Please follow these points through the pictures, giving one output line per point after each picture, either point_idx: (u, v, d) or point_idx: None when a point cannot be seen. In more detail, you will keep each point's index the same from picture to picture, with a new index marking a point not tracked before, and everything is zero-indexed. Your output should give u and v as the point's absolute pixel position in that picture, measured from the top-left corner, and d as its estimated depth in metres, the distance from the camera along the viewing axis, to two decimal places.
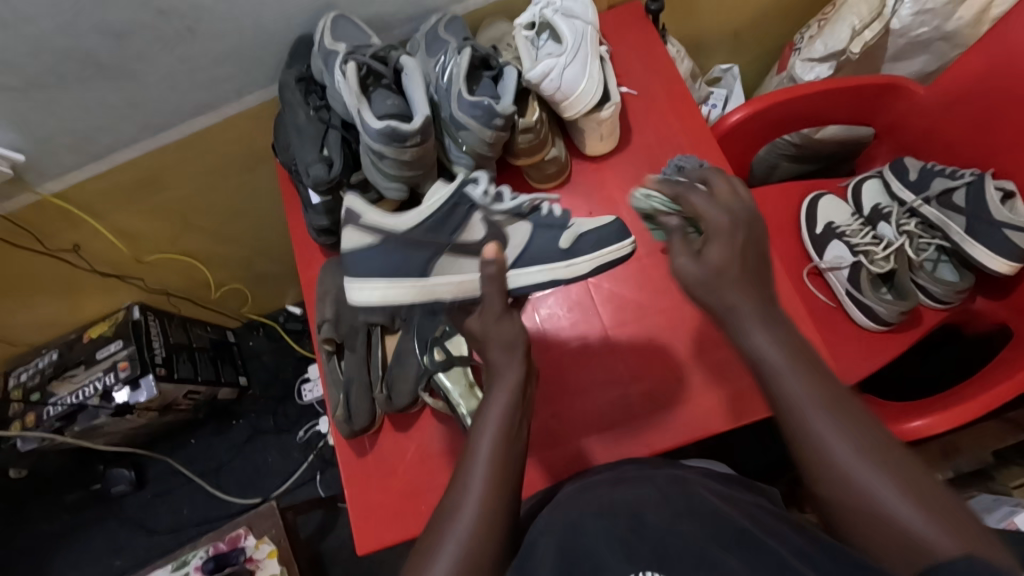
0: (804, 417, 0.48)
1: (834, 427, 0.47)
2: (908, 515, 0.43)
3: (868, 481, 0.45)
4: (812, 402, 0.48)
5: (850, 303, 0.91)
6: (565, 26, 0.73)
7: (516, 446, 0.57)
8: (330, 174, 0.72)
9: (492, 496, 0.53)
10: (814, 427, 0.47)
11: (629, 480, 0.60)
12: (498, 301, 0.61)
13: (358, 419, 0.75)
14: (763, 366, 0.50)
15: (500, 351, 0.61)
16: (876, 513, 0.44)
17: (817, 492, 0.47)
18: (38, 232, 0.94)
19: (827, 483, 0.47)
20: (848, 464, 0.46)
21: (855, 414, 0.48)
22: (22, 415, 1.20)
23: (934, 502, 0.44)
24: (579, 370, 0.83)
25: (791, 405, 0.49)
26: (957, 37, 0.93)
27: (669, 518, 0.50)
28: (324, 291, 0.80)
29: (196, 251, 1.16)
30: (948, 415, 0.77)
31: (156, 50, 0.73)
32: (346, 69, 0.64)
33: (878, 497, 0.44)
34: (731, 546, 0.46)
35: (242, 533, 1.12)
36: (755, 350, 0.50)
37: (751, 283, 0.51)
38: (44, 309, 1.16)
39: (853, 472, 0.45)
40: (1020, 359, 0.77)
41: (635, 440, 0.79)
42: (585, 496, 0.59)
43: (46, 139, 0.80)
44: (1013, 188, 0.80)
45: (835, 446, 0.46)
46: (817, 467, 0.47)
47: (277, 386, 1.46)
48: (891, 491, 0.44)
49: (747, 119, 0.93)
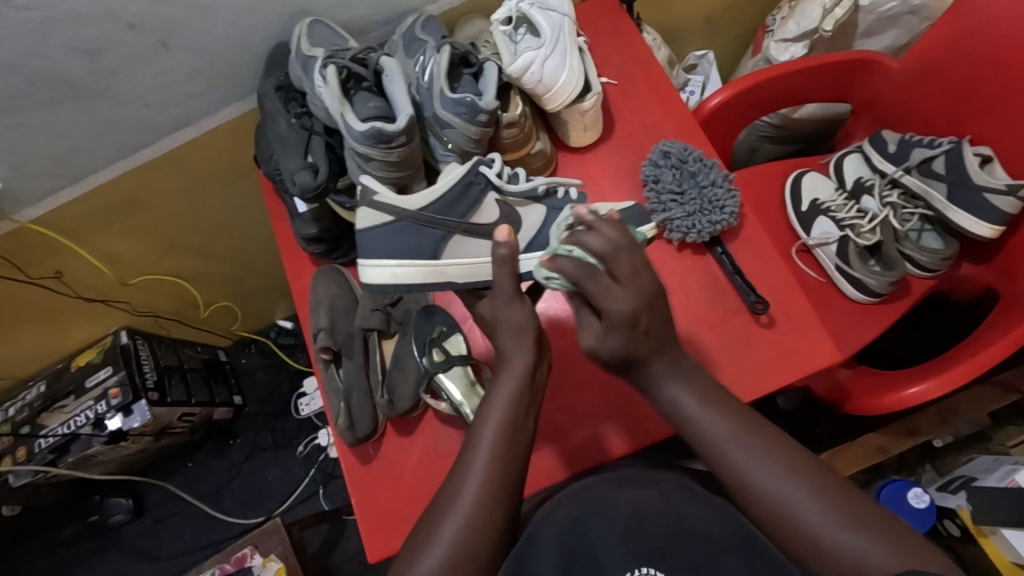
0: (731, 458, 0.53)
1: (755, 465, 0.52)
2: (843, 539, 0.48)
3: (796, 509, 0.49)
4: (731, 442, 0.53)
5: (841, 278, 0.92)
6: (543, 19, 0.73)
7: (521, 435, 0.57)
8: (317, 180, 0.70)
9: (497, 487, 0.54)
10: (739, 465, 0.52)
11: (632, 481, 0.66)
12: (510, 283, 0.61)
13: (360, 427, 0.74)
14: (678, 414, 0.56)
15: (510, 336, 0.61)
16: (806, 537, 0.49)
17: (755, 518, 0.51)
18: (18, 261, 0.92)
19: (763, 514, 0.51)
20: (783, 499, 0.50)
21: (777, 447, 0.53)
22: (13, 450, 1.18)
23: (869, 520, 0.48)
24: (580, 361, 0.83)
25: (717, 444, 0.54)
26: (925, 10, 0.96)
27: (673, 518, 0.61)
28: (317, 300, 0.79)
29: (182, 271, 1.15)
30: (943, 378, 0.78)
31: (131, 66, 0.72)
32: (327, 73, 0.63)
33: (807, 522, 0.49)
34: (730, 551, 0.57)
35: (248, 552, 1.10)
36: (672, 402, 0.56)
37: (665, 347, 0.56)
38: (29, 340, 1.14)
39: (782, 500, 0.50)
40: (1010, 319, 0.79)
41: (639, 426, 0.79)
42: (597, 492, 0.65)
43: (20, 164, 0.78)
44: (991, 153, 0.81)
45: (758, 481, 0.51)
46: (744, 497, 0.52)
47: (273, 403, 1.45)
48: (820, 517, 0.49)
49: (725, 103, 0.92)
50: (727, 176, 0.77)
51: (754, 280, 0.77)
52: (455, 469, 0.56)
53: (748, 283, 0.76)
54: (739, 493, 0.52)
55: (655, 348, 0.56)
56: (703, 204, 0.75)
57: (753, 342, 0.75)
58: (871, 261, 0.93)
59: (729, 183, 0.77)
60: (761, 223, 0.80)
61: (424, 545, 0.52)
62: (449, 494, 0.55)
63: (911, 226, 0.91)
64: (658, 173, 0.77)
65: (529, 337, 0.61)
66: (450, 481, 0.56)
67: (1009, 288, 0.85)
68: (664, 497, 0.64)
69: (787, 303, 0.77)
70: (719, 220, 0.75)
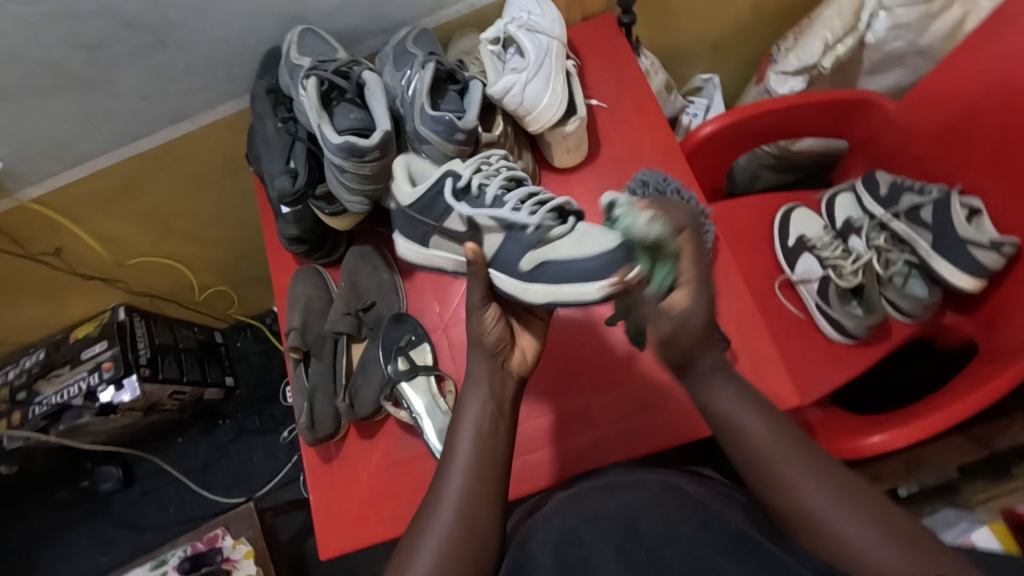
0: (777, 467, 0.50)
1: (804, 472, 0.49)
2: (888, 555, 0.45)
3: (845, 528, 0.46)
4: (775, 446, 0.51)
5: (819, 316, 0.91)
6: (529, 41, 0.74)
7: (497, 449, 0.58)
8: (295, 185, 0.73)
9: (473, 501, 0.54)
10: (790, 475, 0.49)
11: (618, 487, 0.63)
12: (475, 295, 0.61)
13: (321, 427, 0.77)
14: (721, 418, 0.53)
15: (481, 358, 0.62)
16: (850, 557, 0.46)
17: (799, 529, 0.49)
18: (20, 238, 0.96)
19: (805, 527, 0.48)
20: (827, 512, 0.47)
21: (819, 457, 0.50)
22: (7, 414, 1.21)
23: (913, 538, 0.45)
24: (576, 367, 0.83)
25: (760, 452, 0.51)
26: (931, 52, 0.94)
27: (670, 519, 0.55)
28: (294, 299, 0.83)
29: (178, 255, 1.18)
30: (907, 431, 0.77)
31: (128, 61, 0.74)
32: (308, 84, 0.66)
33: (855, 544, 0.46)
34: (724, 549, 0.50)
35: (219, 533, 1.13)
36: (725, 406, 0.53)
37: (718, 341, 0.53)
38: (31, 310, 1.18)
39: (828, 517, 0.47)
40: (982, 375, 0.77)
41: (641, 437, 0.78)
42: (581, 503, 0.62)
43: (22, 147, 0.81)
44: (979, 205, 0.80)
45: (808, 493, 0.48)
46: (791, 512, 0.49)
47: (263, 388, 1.46)
48: (867, 536, 0.46)
49: (717, 132, 0.92)
50: (703, 210, 0.77)
51: (718, 316, 0.78)
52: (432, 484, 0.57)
53: None
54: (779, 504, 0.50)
55: (709, 342, 0.52)
56: None
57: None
58: (853, 302, 0.92)
59: (704, 217, 0.77)
60: (733, 260, 0.81)
61: (402, 565, 0.52)
62: (431, 502, 0.56)
63: (895, 270, 0.89)
64: None
65: (490, 353, 0.62)
66: (430, 495, 0.57)
67: (991, 342, 0.82)
68: (654, 500, 0.59)
69: (751, 340, 0.77)
70: None
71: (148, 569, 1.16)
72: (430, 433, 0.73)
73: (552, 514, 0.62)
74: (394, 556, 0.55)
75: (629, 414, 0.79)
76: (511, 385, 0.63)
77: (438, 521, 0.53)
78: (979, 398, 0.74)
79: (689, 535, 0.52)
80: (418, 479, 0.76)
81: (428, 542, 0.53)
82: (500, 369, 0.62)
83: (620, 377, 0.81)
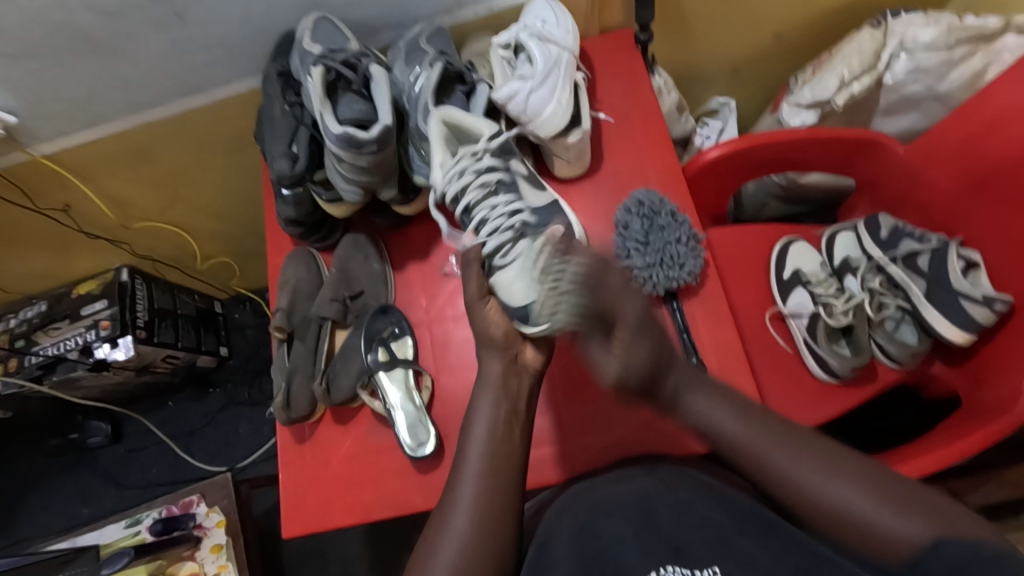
0: (767, 463, 0.54)
1: (799, 461, 0.53)
2: (883, 519, 0.49)
3: (849, 501, 0.50)
4: (765, 442, 0.55)
5: (806, 352, 0.90)
6: (539, 51, 0.75)
7: (509, 448, 0.61)
8: (295, 168, 0.75)
9: (490, 497, 0.57)
10: (781, 465, 0.53)
11: (627, 475, 0.65)
12: (472, 287, 0.68)
13: (295, 408, 0.78)
14: (708, 427, 0.57)
15: (493, 360, 0.66)
16: (862, 526, 0.49)
17: (812, 517, 0.52)
18: (30, 190, 0.98)
19: (807, 511, 0.52)
20: (821, 491, 0.51)
21: (811, 443, 0.54)
22: (5, 359, 1.22)
23: (908, 498, 0.49)
24: (592, 370, 0.82)
25: (757, 447, 0.55)
26: (949, 99, 0.95)
27: (683, 506, 0.58)
28: (283, 280, 0.85)
29: (184, 223, 1.19)
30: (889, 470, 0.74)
31: (147, 31, 0.76)
32: (314, 72, 0.68)
33: (860, 513, 0.50)
34: (743, 530, 0.55)
35: (195, 500, 1.16)
36: (703, 412, 0.57)
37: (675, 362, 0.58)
38: (37, 262, 1.20)
39: (833, 497, 0.51)
40: (962, 429, 0.75)
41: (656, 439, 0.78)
42: (591, 494, 0.64)
43: (39, 104, 0.83)
44: (978, 259, 0.79)
45: (809, 481, 0.52)
46: (796, 502, 0.53)
47: (255, 361, 1.46)
48: (869, 502, 0.50)
49: (722, 158, 0.91)
50: (696, 236, 0.78)
51: (699, 342, 0.78)
52: (448, 487, 0.60)
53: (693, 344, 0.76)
54: (779, 492, 0.53)
55: (668, 366, 0.57)
56: (664, 258, 0.76)
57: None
58: (841, 343, 0.91)
59: (694, 242, 0.78)
60: (723, 288, 0.81)
61: (425, 563, 0.55)
62: (443, 516, 0.58)
63: (886, 314, 0.88)
64: (627, 220, 0.78)
65: (501, 348, 0.66)
66: (438, 515, 0.58)
67: (974, 396, 0.80)
68: (662, 484, 0.62)
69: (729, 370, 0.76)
70: (676, 277, 0.76)
71: (123, 526, 1.18)
72: (402, 425, 0.76)
73: (564, 507, 0.63)
74: (413, 558, 0.57)
75: (600, 431, 0.79)
76: (525, 382, 0.66)
77: (458, 512, 0.57)
78: (954, 450, 0.72)
79: (707, 517, 0.57)
80: (385, 470, 0.77)
81: (450, 541, 0.55)
82: (512, 367, 0.66)
83: (597, 391, 0.81)
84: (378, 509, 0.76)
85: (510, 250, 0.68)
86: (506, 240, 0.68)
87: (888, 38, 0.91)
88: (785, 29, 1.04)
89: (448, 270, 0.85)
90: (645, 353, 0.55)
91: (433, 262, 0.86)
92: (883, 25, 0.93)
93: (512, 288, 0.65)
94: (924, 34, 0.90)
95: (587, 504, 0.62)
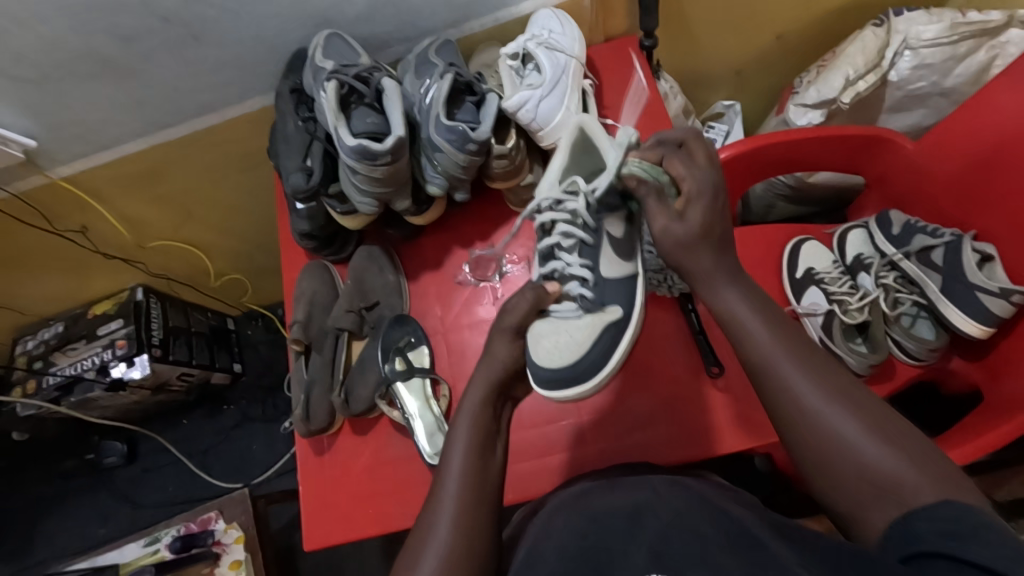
0: (778, 369, 0.55)
1: (803, 378, 0.54)
2: (870, 450, 0.50)
3: (838, 425, 0.52)
4: (773, 347, 0.56)
5: (822, 351, 0.89)
6: (547, 59, 0.78)
7: (490, 462, 0.61)
8: (309, 183, 0.76)
9: (475, 508, 0.57)
10: (786, 375, 0.54)
11: (620, 485, 0.61)
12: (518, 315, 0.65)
13: (315, 420, 0.79)
14: (727, 318, 0.59)
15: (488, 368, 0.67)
16: (845, 453, 0.51)
17: (800, 434, 0.53)
18: (48, 213, 1.00)
19: (801, 425, 0.53)
20: (818, 407, 0.53)
21: (820, 363, 0.55)
22: (24, 382, 1.24)
23: (911, 448, 0.50)
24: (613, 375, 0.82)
25: (766, 353, 0.56)
26: (955, 94, 0.96)
27: (673, 515, 0.53)
28: (299, 293, 0.86)
29: (197, 240, 1.20)
30: None
31: (162, 53, 0.78)
32: (328, 87, 0.70)
33: (847, 440, 0.51)
34: (726, 543, 0.48)
35: (213, 516, 1.16)
36: (727, 305, 0.59)
37: (719, 249, 0.60)
38: (53, 284, 1.22)
39: (825, 419, 0.52)
40: (980, 425, 0.74)
41: (672, 442, 0.78)
42: (586, 503, 0.59)
43: (57, 127, 0.85)
44: (993, 252, 0.78)
45: (805, 395, 0.53)
46: (791, 413, 0.54)
47: (270, 376, 1.46)
48: (858, 432, 0.51)
49: (731, 159, 0.92)
50: None
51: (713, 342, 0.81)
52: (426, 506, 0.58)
53: (708, 345, 0.80)
54: (782, 406, 0.54)
55: (709, 244, 0.59)
56: None
57: (698, 396, 0.79)
58: (857, 340, 0.90)
59: None
60: None
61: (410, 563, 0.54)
62: (426, 525, 0.57)
63: (902, 310, 0.87)
64: None
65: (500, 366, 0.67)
66: (425, 514, 0.58)
67: (995, 392, 0.79)
68: (657, 495, 0.56)
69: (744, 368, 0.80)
70: None
71: (142, 544, 1.18)
72: (420, 435, 0.76)
73: (559, 511, 0.59)
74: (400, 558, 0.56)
75: (616, 435, 0.79)
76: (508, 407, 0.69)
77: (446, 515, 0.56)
78: (969, 450, 0.71)
79: (690, 530, 0.50)
80: (405, 479, 0.77)
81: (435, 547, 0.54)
82: (501, 394, 0.67)
83: (612, 393, 0.81)
84: (400, 520, 0.76)
85: (564, 315, 0.65)
86: (566, 306, 0.66)
87: (892, 36, 0.92)
88: (788, 31, 1.05)
89: (462, 278, 0.86)
90: (701, 216, 0.59)
91: (447, 270, 0.87)
92: (886, 24, 0.94)
93: (543, 347, 0.63)
94: (927, 32, 0.90)
95: (583, 512, 0.57)
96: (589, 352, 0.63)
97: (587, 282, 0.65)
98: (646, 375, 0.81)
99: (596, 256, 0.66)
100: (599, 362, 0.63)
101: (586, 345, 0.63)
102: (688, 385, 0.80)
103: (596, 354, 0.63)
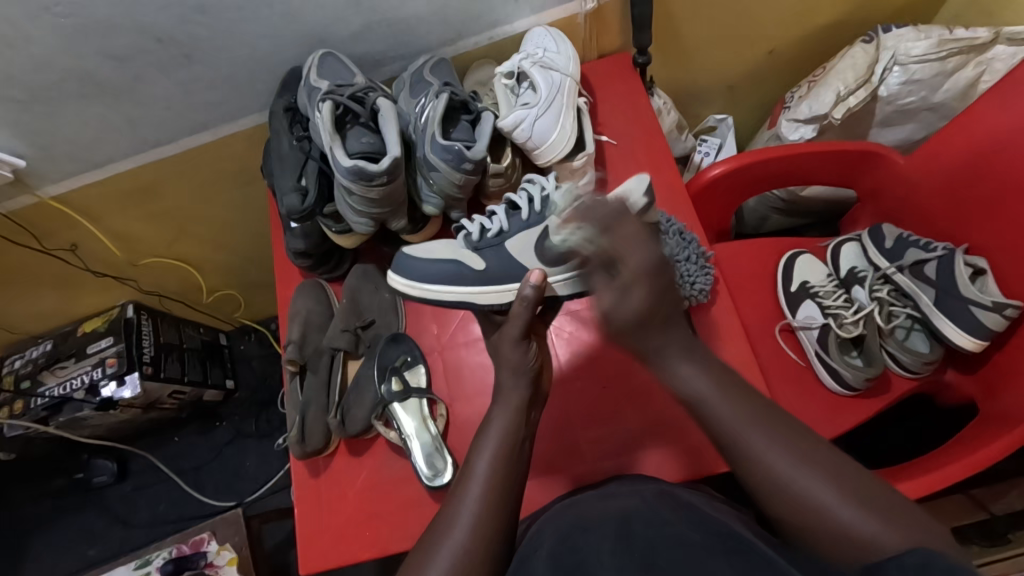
0: (747, 445, 0.56)
1: (771, 447, 0.55)
2: (852, 511, 0.49)
3: (814, 491, 0.51)
4: (739, 422, 0.57)
5: (818, 364, 0.89)
6: (542, 77, 0.78)
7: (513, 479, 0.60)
8: (304, 204, 0.76)
9: (487, 515, 0.55)
10: (754, 446, 0.55)
11: (612, 496, 0.60)
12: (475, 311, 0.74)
13: (311, 442, 0.77)
14: (685, 392, 0.60)
15: (508, 376, 0.66)
16: (822, 514, 0.50)
17: (771, 502, 0.53)
18: (37, 231, 0.98)
19: (772, 491, 0.53)
20: (796, 477, 0.53)
21: (788, 431, 0.56)
22: (11, 402, 1.21)
23: (875, 498, 0.50)
24: (609, 399, 0.82)
25: (732, 424, 0.57)
26: (944, 108, 0.97)
27: (659, 524, 0.52)
28: (294, 312, 0.85)
29: (189, 257, 1.19)
30: (921, 482, 0.72)
31: (155, 73, 0.78)
32: (323, 108, 0.69)
33: (826, 503, 0.50)
34: (716, 551, 0.47)
35: (205, 537, 1.14)
36: (685, 378, 0.60)
37: (669, 325, 0.61)
38: (41, 302, 1.20)
39: (795, 483, 0.52)
40: (976, 438, 0.74)
41: (675, 461, 0.77)
42: (575, 513, 0.58)
43: (48, 146, 0.84)
44: (984, 266, 0.79)
45: (774, 462, 0.54)
46: (765, 487, 0.54)
47: (261, 393, 1.44)
48: (834, 493, 0.51)
49: (723, 175, 0.92)
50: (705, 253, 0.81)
51: None
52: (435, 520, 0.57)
53: None
54: (752, 475, 0.55)
55: (651, 327, 0.60)
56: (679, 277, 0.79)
57: None
58: (853, 353, 0.90)
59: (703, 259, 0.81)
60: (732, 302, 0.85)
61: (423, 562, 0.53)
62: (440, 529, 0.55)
63: (897, 323, 0.87)
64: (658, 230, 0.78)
65: (513, 381, 0.66)
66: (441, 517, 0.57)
67: (990, 407, 0.79)
68: (646, 505, 0.56)
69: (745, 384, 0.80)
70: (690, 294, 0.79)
71: (133, 567, 1.16)
72: (418, 455, 0.76)
73: (546, 524, 0.58)
74: (412, 557, 0.55)
75: (613, 454, 0.79)
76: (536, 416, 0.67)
77: (461, 517, 0.55)
78: (948, 472, 0.71)
79: (679, 537, 0.50)
80: (402, 500, 0.77)
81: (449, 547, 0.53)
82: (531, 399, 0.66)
83: (611, 412, 0.81)
84: (399, 543, 0.75)
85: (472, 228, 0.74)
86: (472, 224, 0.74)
87: (880, 52, 0.93)
88: (779, 46, 1.06)
89: None
90: (642, 296, 0.57)
91: None
92: (875, 40, 0.95)
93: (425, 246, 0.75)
94: (916, 48, 0.91)
95: (574, 520, 0.57)
96: (427, 267, 0.72)
97: (489, 228, 0.72)
98: (645, 393, 0.81)
99: (517, 227, 0.71)
100: (427, 278, 0.72)
101: (432, 260, 0.73)
102: (685, 404, 0.80)
103: (436, 272, 0.72)
